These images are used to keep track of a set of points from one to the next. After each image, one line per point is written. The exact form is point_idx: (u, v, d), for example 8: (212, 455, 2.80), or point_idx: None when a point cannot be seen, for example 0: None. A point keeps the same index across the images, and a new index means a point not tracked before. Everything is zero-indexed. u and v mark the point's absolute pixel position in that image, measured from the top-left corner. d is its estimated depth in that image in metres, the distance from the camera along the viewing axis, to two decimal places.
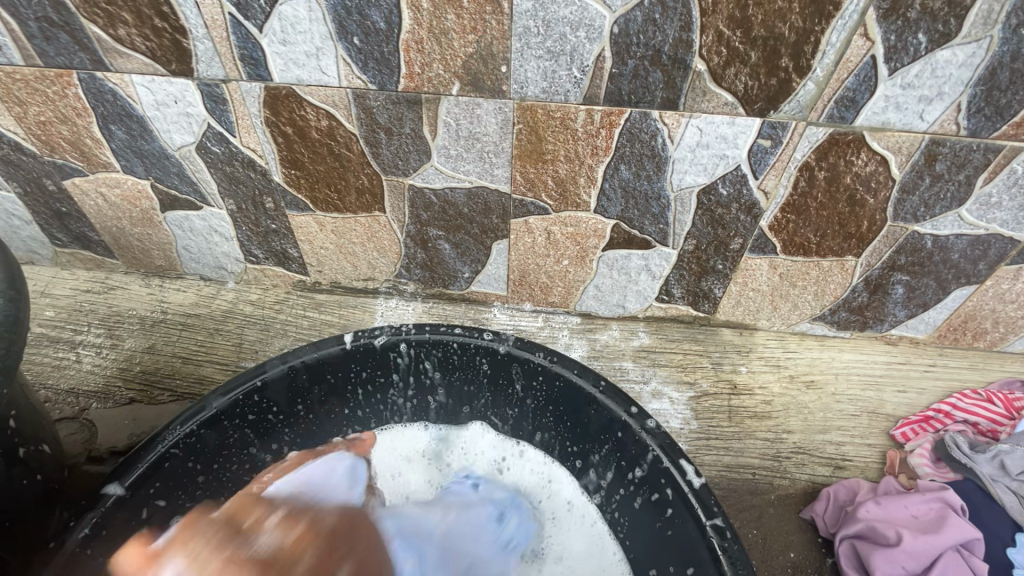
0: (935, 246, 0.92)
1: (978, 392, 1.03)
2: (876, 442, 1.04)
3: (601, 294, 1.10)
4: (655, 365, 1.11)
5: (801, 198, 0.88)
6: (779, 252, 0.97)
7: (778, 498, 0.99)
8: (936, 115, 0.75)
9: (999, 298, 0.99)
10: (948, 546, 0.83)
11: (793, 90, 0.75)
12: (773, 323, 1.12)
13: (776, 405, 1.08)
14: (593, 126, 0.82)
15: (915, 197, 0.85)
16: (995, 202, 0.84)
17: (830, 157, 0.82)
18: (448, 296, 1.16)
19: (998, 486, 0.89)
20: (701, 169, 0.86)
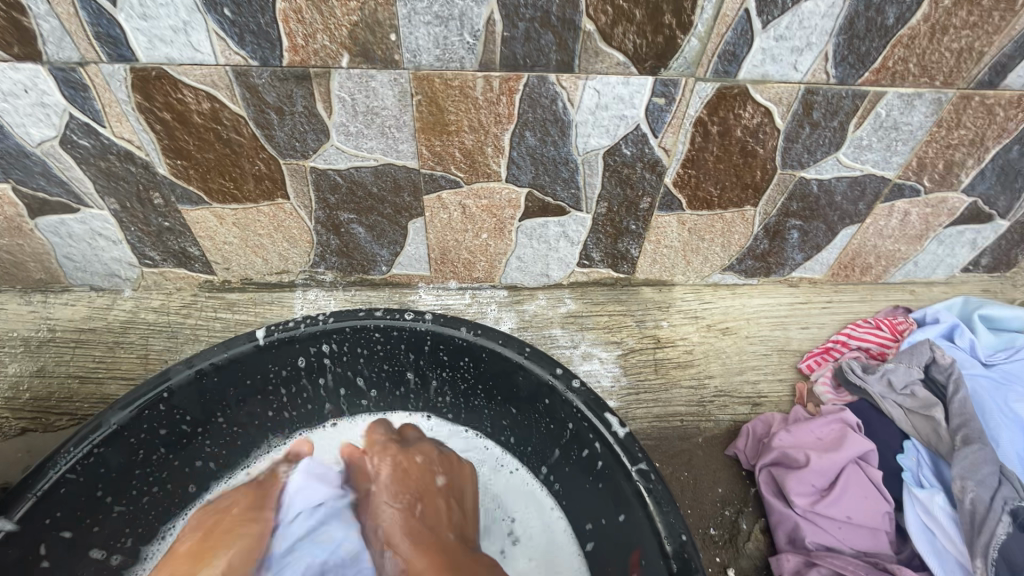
0: (820, 191, 0.99)
1: (869, 320, 1.14)
2: (787, 377, 1.13)
3: (524, 265, 1.10)
4: (583, 329, 1.15)
5: (699, 152, 0.92)
6: (685, 208, 1.01)
7: (705, 439, 1.07)
8: (808, 66, 0.81)
9: (879, 234, 1.09)
10: (848, 461, 0.92)
11: (679, 46, 0.78)
12: (688, 277, 1.17)
13: (696, 354, 1.15)
14: (493, 93, 0.82)
15: (798, 145, 0.92)
16: (865, 144, 0.92)
17: (720, 111, 0.86)
18: (370, 282, 1.12)
19: (887, 402, 0.98)
20: (604, 131, 0.87)
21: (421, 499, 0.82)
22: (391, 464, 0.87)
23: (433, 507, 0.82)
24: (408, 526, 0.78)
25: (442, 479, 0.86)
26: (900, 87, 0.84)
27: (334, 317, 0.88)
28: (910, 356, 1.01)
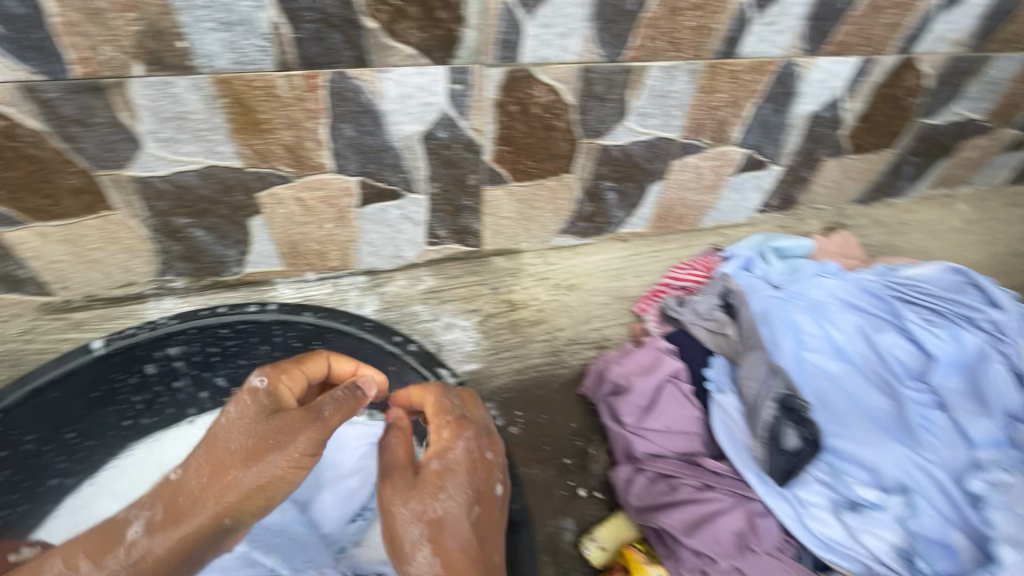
0: (622, 154, 1.15)
1: (688, 263, 1.33)
2: (626, 320, 1.30)
3: (376, 249, 1.18)
4: (443, 302, 1.24)
5: (507, 130, 1.03)
6: (510, 180, 1.13)
7: (559, 384, 1.21)
8: (577, 48, 0.94)
9: (682, 187, 1.27)
10: (664, 380, 1.09)
11: (459, 37, 0.88)
12: (532, 244, 1.30)
13: (546, 311, 1.28)
14: (298, 90, 0.88)
15: (590, 117, 1.06)
16: (645, 111, 1.08)
17: (514, 92, 0.98)
18: (225, 283, 1.15)
19: (696, 327, 1.16)
20: (414, 117, 0.97)
21: (448, 463, 0.68)
22: (478, 433, 0.72)
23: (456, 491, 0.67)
24: (423, 506, 0.66)
25: (438, 458, 0.69)
26: (658, 61, 1.00)
27: (176, 317, 0.93)
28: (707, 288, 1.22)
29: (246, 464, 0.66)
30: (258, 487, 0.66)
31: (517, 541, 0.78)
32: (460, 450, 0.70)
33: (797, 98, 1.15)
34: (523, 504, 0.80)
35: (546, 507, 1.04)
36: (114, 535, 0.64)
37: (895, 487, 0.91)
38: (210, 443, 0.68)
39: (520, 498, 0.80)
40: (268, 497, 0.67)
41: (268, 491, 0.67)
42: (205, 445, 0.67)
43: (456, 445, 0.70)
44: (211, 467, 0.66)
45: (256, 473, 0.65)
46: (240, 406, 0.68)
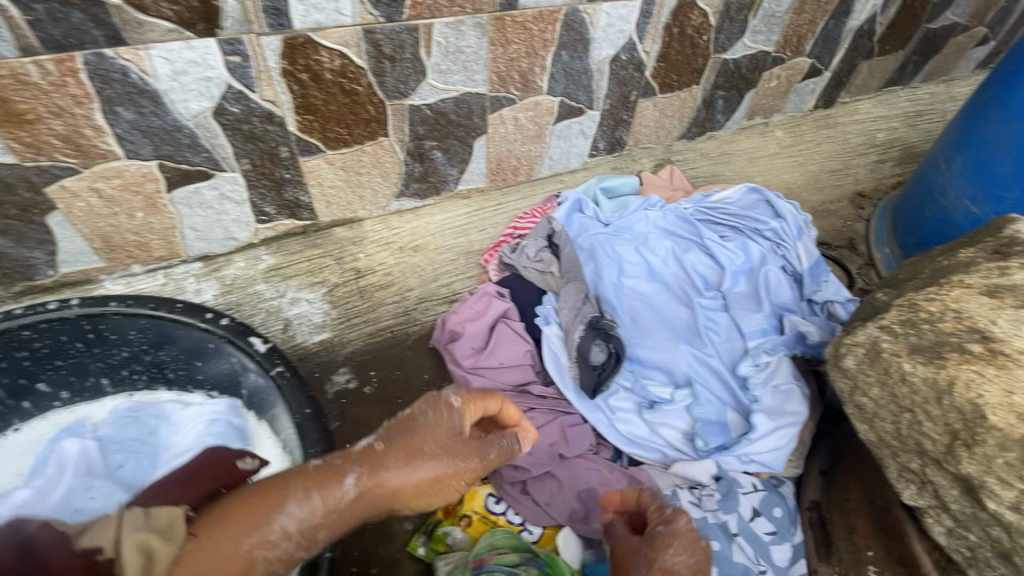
0: (434, 113, 1.19)
1: (528, 213, 1.39)
2: (474, 273, 1.38)
3: (202, 234, 1.17)
4: (286, 279, 1.26)
5: (305, 99, 1.05)
6: (325, 149, 1.15)
7: (412, 340, 1.29)
8: (351, 10, 0.96)
9: (506, 140, 1.33)
10: (494, 322, 1.18)
11: (219, 7, 0.88)
12: (371, 211, 1.33)
13: (394, 274, 1.33)
14: (54, 76, 0.85)
15: (389, 78, 1.09)
16: (444, 68, 1.12)
17: (299, 59, 0.99)
18: (42, 287, 1.11)
19: (525, 269, 1.25)
20: (199, 94, 0.96)
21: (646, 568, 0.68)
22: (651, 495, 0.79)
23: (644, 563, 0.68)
24: (652, 559, 0.68)
25: (663, 525, 0.72)
26: (440, 17, 1.04)
27: None
28: (535, 232, 1.29)
29: (403, 462, 0.69)
30: (431, 482, 0.69)
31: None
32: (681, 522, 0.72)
33: (592, 44, 1.23)
34: (318, 448, 0.80)
35: None
36: (275, 495, 0.65)
37: (683, 381, 1.07)
38: (409, 432, 0.71)
39: (318, 443, 0.81)
40: (414, 494, 0.69)
41: (419, 494, 0.69)
42: (402, 431, 0.71)
43: (678, 518, 0.72)
44: (405, 448, 0.69)
45: (400, 477, 0.68)
46: (437, 418, 0.72)
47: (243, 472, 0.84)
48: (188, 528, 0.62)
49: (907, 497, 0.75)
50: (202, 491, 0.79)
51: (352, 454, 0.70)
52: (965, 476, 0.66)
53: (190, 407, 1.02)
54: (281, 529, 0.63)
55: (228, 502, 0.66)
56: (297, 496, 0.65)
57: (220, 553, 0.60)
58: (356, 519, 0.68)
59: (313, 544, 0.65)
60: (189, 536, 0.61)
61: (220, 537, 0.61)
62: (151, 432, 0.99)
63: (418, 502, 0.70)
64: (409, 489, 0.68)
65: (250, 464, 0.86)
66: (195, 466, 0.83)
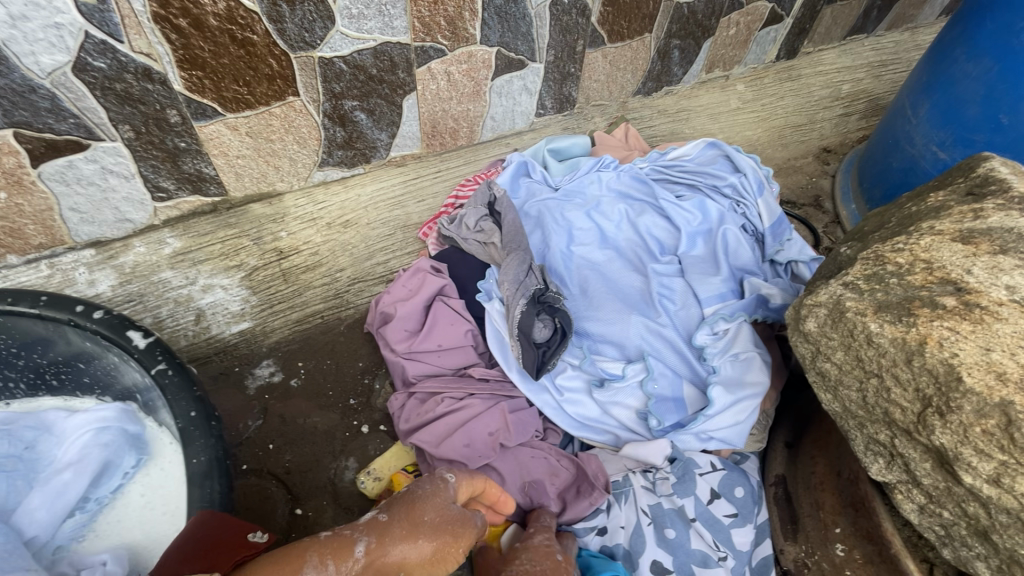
0: (351, 67, 1.05)
1: (470, 179, 1.27)
2: (414, 249, 1.27)
3: (88, 216, 1.01)
4: (196, 264, 1.11)
5: (188, 51, 0.89)
6: (224, 112, 1.00)
7: (347, 326, 1.18)
8: None
9: (441, 98, 1.19)
10: (429, 300, 1.06)
11: None
12: (292, 184, 1.18)
13: (322, 254, 1.19)
14: None
15: (290, 25, 0.94)
16: (357, 13, 0.98)
17: (172, 1, 0.83)
18: None
19: (463, 240, 1.13)
20: (49, 45, 0.80)
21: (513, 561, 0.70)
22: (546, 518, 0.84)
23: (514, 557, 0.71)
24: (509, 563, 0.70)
25: (522, 542, 0.76)
26: None
27: None
28: (475, 198, 1.16)
29: (410, 536, 0.56)
30: (434, 560, 0.57)
31: (194, 495, 0.74)
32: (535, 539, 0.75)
33: None
34: (206, 456, 0.76)
35: (327, 452, 1.05)
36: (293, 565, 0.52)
37: (636, 355, 0.98)
38: (407, 502, 0.60)
39: (203, 452, 0.76)
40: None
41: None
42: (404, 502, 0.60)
43: (534, 536, 0.76)
44: (410, 520, 0.58)
45: (407, 552, 0.55)
46: (433, 489, 0.63)
47: (257, 544, 0.61)
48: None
49: (875, 472, 0.67)
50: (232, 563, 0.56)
51: (357, 524, 0.57)
52: (939, 447, 0.58)
53: (71, 415, 0.90)
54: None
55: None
56: (315, 564, 0.52)
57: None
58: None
59: None
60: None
61: None
62: (26, 447, 0.85)
63: None
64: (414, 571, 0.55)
65: (262, 538, 0.63)
66: (203, 536, 0.64)
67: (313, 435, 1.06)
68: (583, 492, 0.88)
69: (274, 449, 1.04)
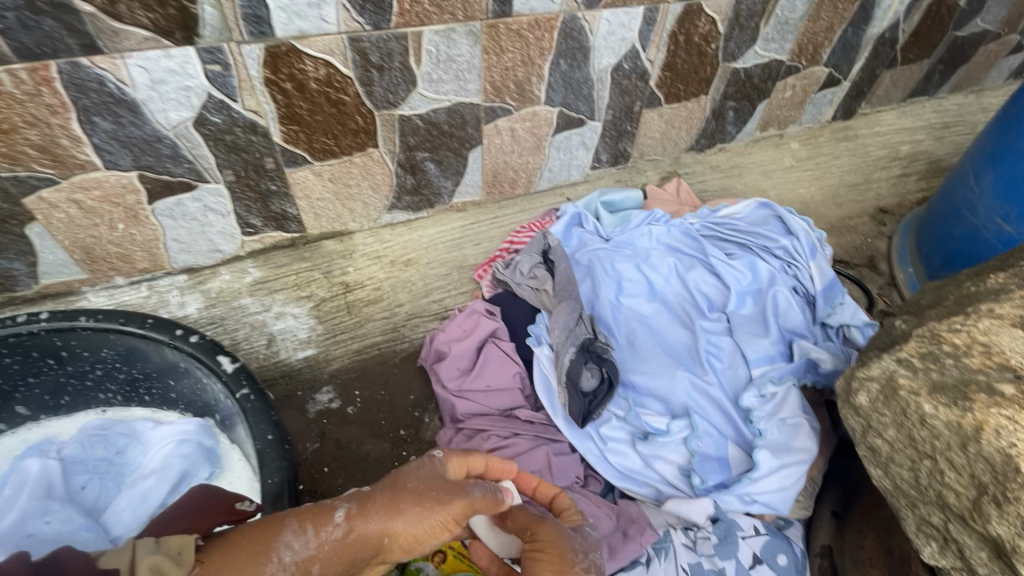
0: (427, 124, 1.15)
1: (525, 226, 1.34)
2: (468, 289, 1.33)
3: (186, 245, 1.14)
4: (273, 292, 1.22)
5: (289, 109, 1.01)
6: (312, 160, 1.11)
7: (402, 358, 1.25)
8: (335, 17, 0.93)
9: (503, 151, 1.28)
10: (482, 341, 1.12)
11: (197, 15, 0.85)
12: (362, 224, 1.28)
13: (383, 289, 1.28)
14: (28, 85, 0.83)
15: (377, 88, 1.05)
16: (436, 77, 1.08)
17: (282, 69, 0.96)
18: (24, 298, 1.09)
19: (517, 286, 1.19)
20: (177, 104, 0.94)
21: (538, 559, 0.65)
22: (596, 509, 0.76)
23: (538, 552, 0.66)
24: (563, 544, 0.67)
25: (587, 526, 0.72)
26: (429, 25, 1.00)
27: None
28: (530, 246, 1.22)
29: (391, 512, 0.63)
30: (415, 536, 0.63)
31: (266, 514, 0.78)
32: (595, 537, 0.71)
33: (592, 53, 1.18)
34: (279, 478, 0.81)
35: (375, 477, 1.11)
36: (269, 535, 0.62)
37: (680, 411, 1.00)
38: (395, 476, 0.67)
39: (276, 473, 0.81)
40: (400, 537, 0.63)
41: (405, 545, 0.63)
42: (390, 479, 0.66)
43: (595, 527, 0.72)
44: (392, 496, 0.64)
45: (386, 522, 0.63)
46: (421, 463, 0.69)
47: (243, 512, 0.75)
48: (197, 554, 0.61)
49: (927, 556, 0.67)
50: (211, 527, 0.70)
51: (344, 494, 0.67)
52: (994, 537, 0.57)
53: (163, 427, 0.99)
54: (277, 565, 0.60)
55: (232, 535, 0.64)
56: (293, 529, 0.63)
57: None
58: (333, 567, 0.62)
59: None
60: (198, 562, 0.60)
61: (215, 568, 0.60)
62: (118, 452, 0.97)
63: (405, 553, 0.64)
64: (396, 538, 0.63)
65: (249, 506, 0.76)
66: (193, 503, 0.74)
67: (363, 462, 1.12)
68: (630, 535, 0.89)
69: (328, 472, 1.11)
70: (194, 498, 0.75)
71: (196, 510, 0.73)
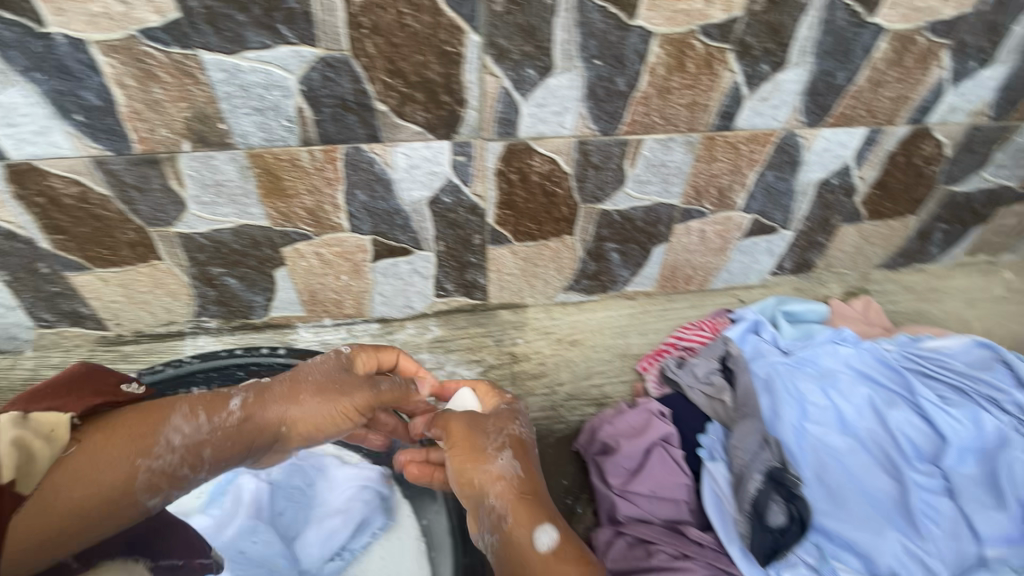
0: (623, 218, 1.19)
1: (696, 323, 1.33)
2: (628, 378, 1.31)
3: (387, 299, 1.26)
4: (448, 351, 1.30)
5: (508, 196, 1.11)
6: (513, 240, 1.19)
7: (557, 439, 1.22)
8: (572, 123, 1.01)
9: (688, 249, 1.28)
10: (652, 443, 1.08)
11: (461, 117, 0.97)
12: (537, 299, 1.34)
13: (547, 365, 1.31)
14: (318, 162, 0.99)
15: (589, 184, 1.11)
16: (645, 179, 1.12)
17: (514, 162, 1.05)
18: (253, 325, 1.26)
19: (691, 390, 1.15)
20: (421, 184, 1.06)
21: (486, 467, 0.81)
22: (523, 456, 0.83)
23: (459, 443, 0.83)
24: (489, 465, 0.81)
25: (511, 450, 0.83)
26: (653, 134, 1.05)
27: (199, 358, 1.02)
28: (708, 351, 1.19)
29: (297, 397, 0.84)
30: (325, 404, 0.84)
31: None
32: (528, 455, 0.84)
33: (802, 167, 1.15)
34: None
35: None
36: (158, 416, 0.77)
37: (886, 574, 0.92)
38: (294, 376, 0.87)
39: None
40: (300, 422, 0.84)
41: (299, 421, 0.84)
42: (288, 376, 0.86)
43: (530, 468, 0.82)
44: (290, 388, 0.85)
45: (288, 410, 0.84)
46: (327, 357, 0.89)
47: (129, 392, 0.81)
48: (71, 434, 0.72)
49: None
50: (87, 405, 0.75)
51: (240, 388, 0.86)
52: None
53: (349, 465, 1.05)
54: (166, 442, 0.76)
55: (115, 422, 0.76)
56: (183, 413, 0.79)
57: (103, 468, 0.71)
58: (238, 445, 0.82)
59: (197, 459, 0.78)
60: (73, 442, 0.72)
61: (95, 453, 0.72)
62: (308, 484, 1.05)
63: (302, 429, 0.85)
64: (252, 417, 0.83)
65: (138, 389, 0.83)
66: (72, 379, 0.78)
67: None
68: None
69: None
70: (74, 374, 0.79)
71: (66, 387, 0.77)
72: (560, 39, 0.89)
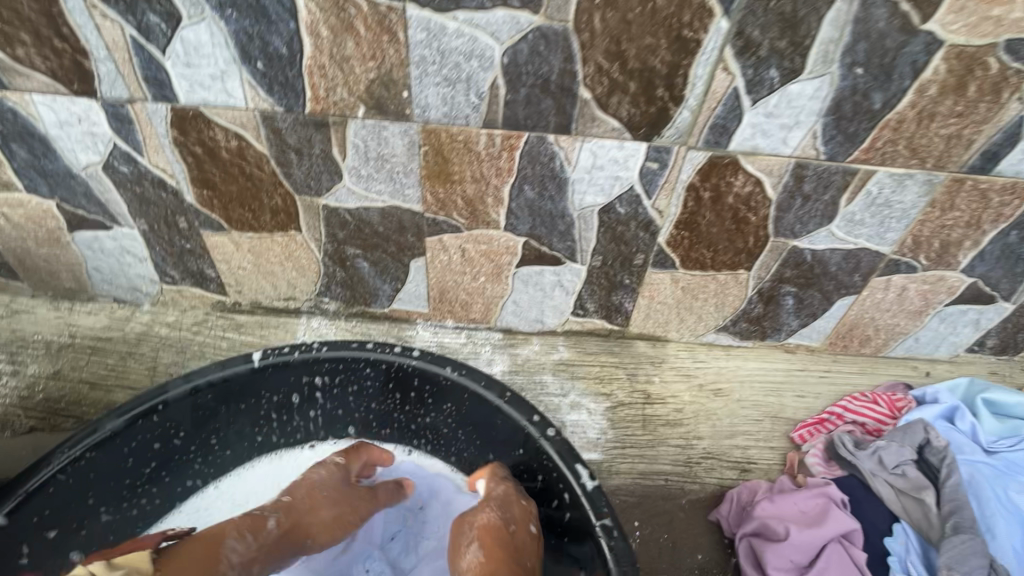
0: (815, 260, 1.01)
1: (867, 394, 1.12)
2: (778, 445, 1.11)
3: (519, 309, 1.13)
4: (574, 378, 1.15)
5: (691, 216, 0.95)
6: (679, 267, 1.04)
7: (689, 502, 1.04)
8: (797, 141, 0.84)
9: (878, 307, 1.08)
10: (830, 538, 0.89)
11: (671, 117, 0.82)
12: (682, 335, 1.17)
13: (686, 413, 1.13)
14: (494, 149, 0.87)
15: (790, 215, 0.94)
16: (858, 219, 0.94)
17: (711, 178, 0.90)
18: (371, 314, 1.17)
19: (877, 479, 0.94)
20: (599, 189, 0.92)
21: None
22: (525, 529, 0.82)
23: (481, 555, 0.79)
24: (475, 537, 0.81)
25: (513, 527, 0.81)
26: (890, 166, 0.87)
27: (328, 347, 0.89)
28: (903, 435, 0.98)
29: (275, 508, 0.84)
30: (334, 519, 0.86)
31: None
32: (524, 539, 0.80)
33: None
34: None
35: None
36: (215, 541, 0.79)
37: None
38: (308, 485, 0.87)
39: None
40: (322, 529, 0.85)
41: (327, 530, 0.85)
42: (305, 487, 0.86)
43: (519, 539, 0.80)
44: (287, 511, 0.85)
45: (313, 516, 0.85)
46: (326, 468, 0.89)
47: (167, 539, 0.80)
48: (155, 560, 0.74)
49: None
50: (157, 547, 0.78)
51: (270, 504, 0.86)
52: None
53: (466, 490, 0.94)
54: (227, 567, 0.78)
55: (190, 552, 0.77)
56: (233, 536, 0.80)
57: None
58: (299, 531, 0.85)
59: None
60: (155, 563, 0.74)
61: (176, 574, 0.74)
62: (420, 505, 0.93)
63: (327, 538, 0.86)
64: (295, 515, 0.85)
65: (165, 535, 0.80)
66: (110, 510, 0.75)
67: None
68: None
69: None
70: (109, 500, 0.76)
71: None
72: (822, 38, 0.73)
